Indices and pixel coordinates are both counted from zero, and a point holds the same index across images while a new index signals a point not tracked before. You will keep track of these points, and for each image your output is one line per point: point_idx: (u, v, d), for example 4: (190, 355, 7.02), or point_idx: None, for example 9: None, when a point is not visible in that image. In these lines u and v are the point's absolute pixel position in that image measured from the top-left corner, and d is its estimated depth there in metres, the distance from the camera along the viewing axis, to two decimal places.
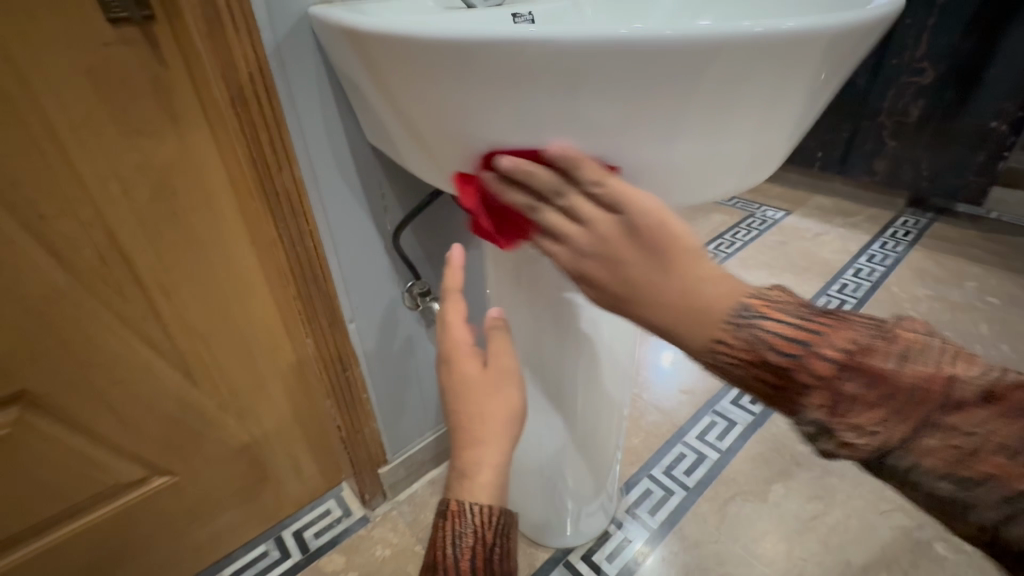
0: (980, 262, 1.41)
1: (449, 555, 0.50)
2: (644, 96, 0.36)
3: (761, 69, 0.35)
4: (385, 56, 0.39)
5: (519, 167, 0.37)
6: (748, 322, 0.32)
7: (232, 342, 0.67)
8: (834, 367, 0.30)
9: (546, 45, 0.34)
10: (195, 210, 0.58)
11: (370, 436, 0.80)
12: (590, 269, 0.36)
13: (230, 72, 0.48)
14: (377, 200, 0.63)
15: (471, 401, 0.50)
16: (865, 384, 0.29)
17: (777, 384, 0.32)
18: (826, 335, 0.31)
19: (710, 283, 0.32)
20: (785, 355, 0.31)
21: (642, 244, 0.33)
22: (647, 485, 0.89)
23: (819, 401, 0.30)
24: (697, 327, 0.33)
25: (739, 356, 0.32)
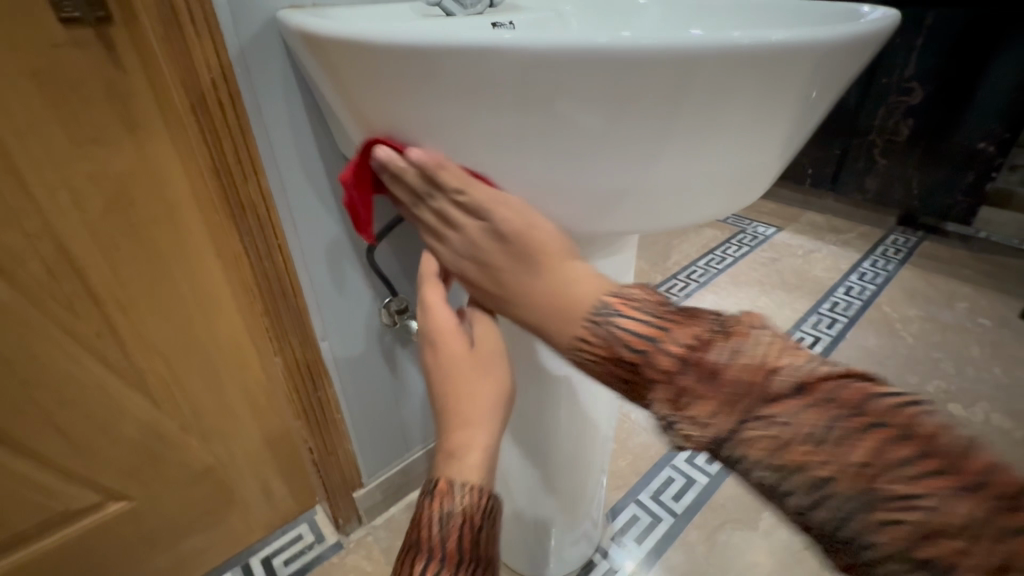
0: (971, 282, 1.40)
1: (435, 532, 0.42)
2: (625, 111, 0.34)
3: (743, 88, 0.33)
4: (350, 65, 0.37)
5: (403, 165, 0.38)
6: (607, 320, 0.35)
7: (197, 359, 0.64)
8: (676, 363, 0.32)
9: (519, 52, 0.31)
10: (156, 221, 0.55)
11: (344, 457, 0.76)
12: (474, 276, 0.40)
13: (191, 77, 0.45)
14: (351, 214, 0.60)
15: (449, 385, 0.45)
16: (702, 380, 0.30)
17: (630, 378, 0.34)
18: (669, 332, 0.33)
19: (577, 282, 0.36)
20: (635, 350, 0.34)
21: (509, 252, 0.37)
22: (634, 511, 0.85)
23: (665, 395, 0.32)
24: (558, 322, 0.37)
25: (598, 353, 0.35)
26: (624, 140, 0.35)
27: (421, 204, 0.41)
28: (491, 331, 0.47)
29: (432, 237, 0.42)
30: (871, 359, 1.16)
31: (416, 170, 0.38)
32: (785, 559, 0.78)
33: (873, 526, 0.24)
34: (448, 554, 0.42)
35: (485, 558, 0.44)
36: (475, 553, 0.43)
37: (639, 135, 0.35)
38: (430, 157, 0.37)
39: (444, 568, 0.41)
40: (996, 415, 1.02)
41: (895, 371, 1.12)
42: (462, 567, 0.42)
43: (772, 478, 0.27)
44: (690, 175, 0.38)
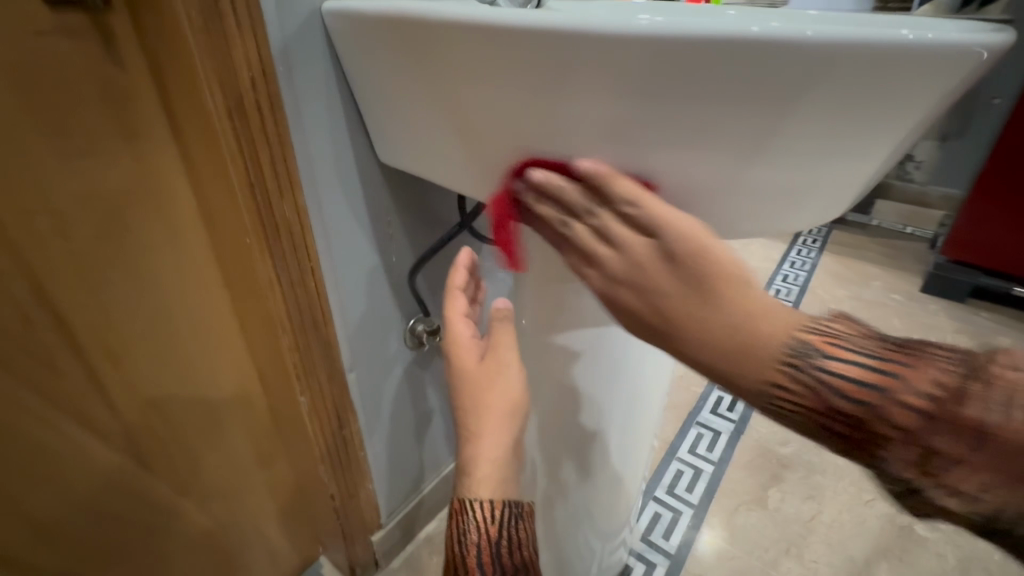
0: (878, 262, 1.61)
1: (458, 551, 0.46)
2: (756, 113, 0.31)
3: (880, 103, 0.30)
4: (458, 56, 0.36)
5: (566, 185, 0.34)
6: (812, 364, 0.27)
7: (196, 411, 0.54)
8: (918, 418, 0.25)
9: (656, 40, 0.29)
10: (156, 249, 0.45)
11: (365, 499, 0.69)
12: (621, 297, 0.32)
13: (228, 77, 0.38)
14: (383, 230, 0.55)
15: (469, 395, 0.46)
16: (974, 449, 0.24)
17: (845, 437, 0.27)
18: (904, 376, 0.26)
19: (764, 317, 0.28)
20: (855, 402, 0.26)
21: (685, 278, 0.29)
22: (655, 508, 0.86)
23: (912, 464, 0.25)
24: (746, 364, 0.29)
25: (803, 404, 0.28)
26: (748, 142, 0.33)
27: (573, 223, 0.34)
28: (508, 341, 0.47)
29: (577, 261, 0.35)
30: None
31: (580, 183, 0.33)
32: (798, 532, 0.84)
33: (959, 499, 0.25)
34: (472, 568, 0.46)
35: (517, 564, 0.47)
36: (502, 562, 0.46)
37: (763, 140, 0.32)
38: (599, 165, 0.32)
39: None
40: None
41: None
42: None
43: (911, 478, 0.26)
44: (803, 182, 0.35)
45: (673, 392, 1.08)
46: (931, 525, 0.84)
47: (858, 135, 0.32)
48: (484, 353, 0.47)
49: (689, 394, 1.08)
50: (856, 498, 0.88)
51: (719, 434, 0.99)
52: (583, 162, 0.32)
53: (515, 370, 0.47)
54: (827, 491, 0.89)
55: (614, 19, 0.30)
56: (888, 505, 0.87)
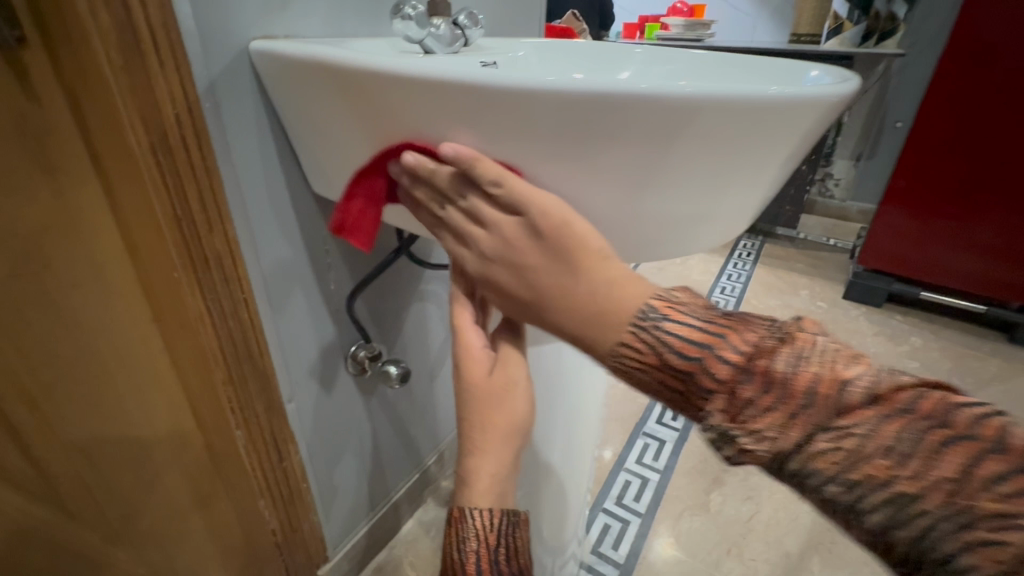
0: (805, 273, 1.72)
1: (456, 561, 0.42)
2: (655, 153, 0.34)
3: (756, 141, 0.34)
4: (380, 99, 0.37)
5: (437, 165, 0.36)
6: (653, 324, 0.31)
7: (124, 450, 0.53)
8: (736, 371, 0.28)
9: (562, 93, 0.31)
10: (79, 285, 0.45)
11: (310, 533, 0.67)
12: (497, 276, 0.36)
13: (150, 112, 0.38)
14: (321, 258, 0.55)
15: (473, 411, 0.42)
16: (762, 388, 0.27)
17: (677, 389, 0.31)
18: (727, 338, 0.29)
19: (619, 282, 0.32)
20: (687, 358, 0.30)
21: (547, 249, 0.33)
22: (605, 520, 0.89)
23: (720, 407, 0.28)
24: (597, 328, 0.32)
25: (646, 361, 0.31)
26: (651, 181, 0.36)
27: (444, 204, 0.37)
28: (518, 358, 0.44)
29: (454, 238, 0.38)
30: None
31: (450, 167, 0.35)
32: (739, 532, 0.88)
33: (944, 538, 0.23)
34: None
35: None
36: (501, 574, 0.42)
37: (666, 177, 0.36)
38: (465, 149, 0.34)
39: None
40: None
41: None
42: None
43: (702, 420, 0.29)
44: (700, 211, 0.39)
45: (620, 405, 1.12)
46: None
47: (745, 167, 0.36)
48: (494, 365, 0.43)
49: (636, 405, 1.12)
50: (791, 497, 0.93)
51: (664, 443, 1.03)
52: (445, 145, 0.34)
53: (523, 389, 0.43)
54: (765, 491, 0.95)
55: (525, 75, 0.32)
56: None
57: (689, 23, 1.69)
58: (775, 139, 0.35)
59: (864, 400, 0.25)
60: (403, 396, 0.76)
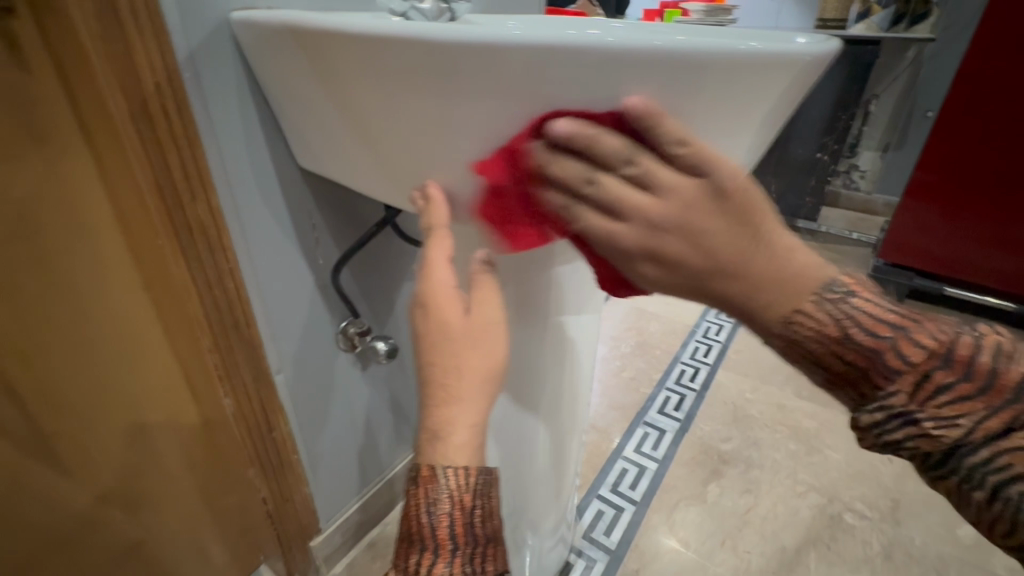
0: None
1: (426, 524, 0.42)
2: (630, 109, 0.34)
3: (728, 99, 0.34)
4: (348, 63, 0.37)
5: (596, 132, 0.31)
6: (848, 301, 0.32)
7: (117, 416, 0.54)
8: (923, 355, 0.31)
9: (528, 46, 0.31)
10: (69, 252, 0.46)
11: (302, 503, 0.69)
12: (667, 245, 0.31)
13: (131, 81, 0.40)
14: (308, 233, 0.56)
15: (444, 352, 0.40)
16: (954, 371, 0.30)
17: (855, 365, 0.32)
18: (914, 328, 0.31)
19: (711, 231, 0.30)
20: (879, 335, 0.31)
21: (728, 213, 0.29)
22: (598, 506, 0.88)
23: (905, 387, 0.31)
24: (779, 294, 0.31)
25: (828, 333, 0.32)
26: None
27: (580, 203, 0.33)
28: (492, 298, 0.42)
29: (598, 213, 0.33)
30: None
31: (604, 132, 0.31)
32: (735, 524, 0.86)
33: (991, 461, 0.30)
34: (442, 543, 0.41)
35: (489, 537, 0.43)
36: (473, 535, 0.42)
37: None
38: (571, 126, 0.31)
39: (438, 557, 0.40)
40: None
41: None
42: (460, 551, 0.41)
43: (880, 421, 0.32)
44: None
45: (622, 395, 1.11)
46: (859, 514, 0.88)
47: (715, 129, 0.36)
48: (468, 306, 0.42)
49: (638, 395, 1.11)
50: (790, 491, 0.92)
51: (664, 433, 1.02)
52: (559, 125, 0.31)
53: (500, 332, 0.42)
54: (764, 484, 0.93)
55: (493, 30, 0.31)
56: (821, 496, 0.91)
57: (708, 10, 1.62)
58: (747, 97, 0.35)
59: (931, 352, 0.31)
60: (396, 373, 0.77)
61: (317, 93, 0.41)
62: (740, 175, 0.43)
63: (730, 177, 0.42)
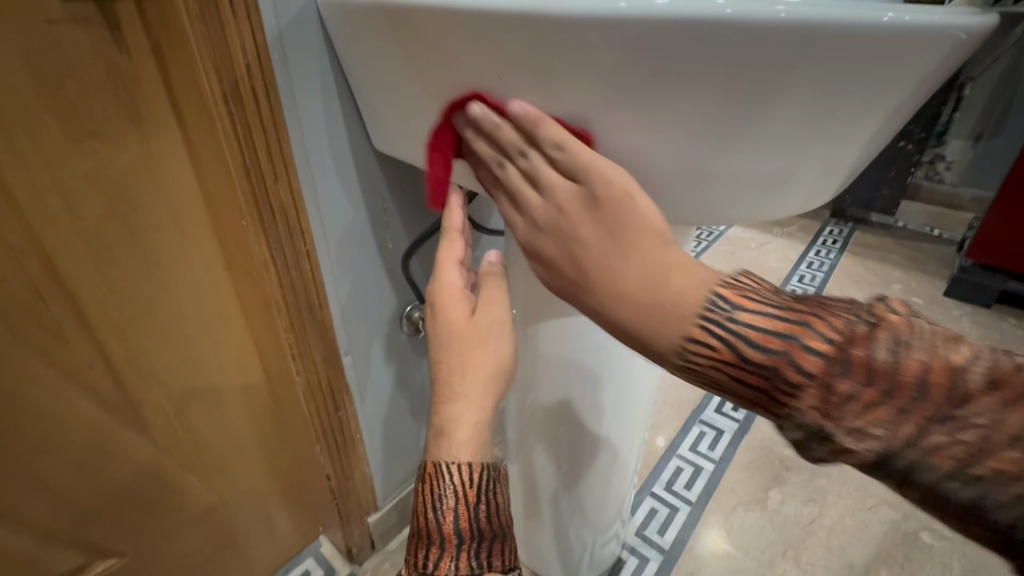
0: (901, 265, 1.53)
1: (432, 518, 0.42)
2: (737, 96, 0.31)
3: (859, 85, 0.30)
4: (437, 44, 0.35)
5: (502, 121, 0.35)
6: (723, 314, 0.29)
7: (198, 389, 0.56)
8: (824, 364, 0.26)
9: (634, 23, 0.29)
10: (159, 229, 0.47)
11: (361, 482, 0.71)
12: (542, 244, 0.36)
13: (224, 62, 0.40)
14: (379, 217, 0.57)
15: (452, 351, 0.42)
16: (861, 378, 0.25)
17: (758, 387, 0.28)
18: (810, 325, 0.27)
19: (674, 275, 0.30)
20: (758, 350, 0.28)
21: (603, 221, 0.32)
22: (651, 504, 0.86)
23: (811, 403, 0.26)
24: (660, 325, 0.30)
25: (715, 359, 0.29)
26: (726, 128, 0.33)
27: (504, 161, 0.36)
28: (500, 297, 0.44)
29: (510, 204, 0.37)
30: None
31: (513, 123, 0.34)
32: (797, 534, 0.82)
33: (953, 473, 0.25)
34: (448, 538, 0.41)
35: (495, 532, 0.43)
36: (480, 530, 0.42)
37: (749, 125, 0.32)
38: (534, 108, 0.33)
39: (444, 551, 0.41)
40: None
41: None
42: (465, 545, 0.42)
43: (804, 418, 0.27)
44: (781, 167, 0.35)
45: (676, 391, 1.07)
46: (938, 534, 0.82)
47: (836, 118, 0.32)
48: (476, 307, 0.44)
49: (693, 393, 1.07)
50: (859, 503, 0.86)
51: (721, 433, 0.98)
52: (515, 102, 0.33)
53: (507, 332, 0.43)
54: (830, 494, 0.88)
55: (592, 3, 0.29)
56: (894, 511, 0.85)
57: None
58: (882, 85, 0.30)
59: (828, 360, 0.26)
60: None
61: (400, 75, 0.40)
62: (851, 172, 0.38)
63: (842, 174, 0.38)
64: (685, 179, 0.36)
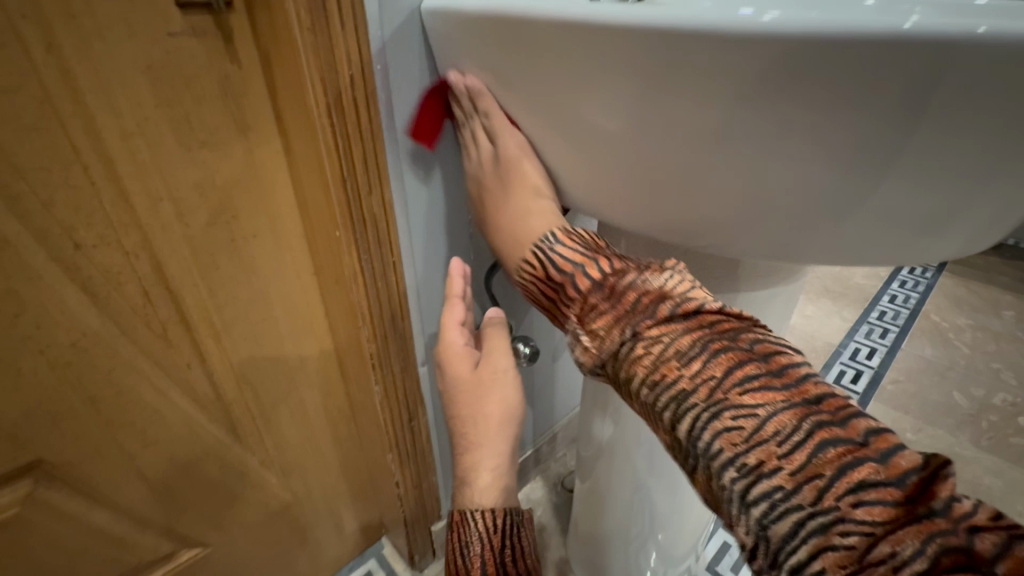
0: (1013, 289, 1.37)
1: (460, 565, 0.42)
2: (915, 119, 0.26)
3: None
4: (555, 61, 0.35)
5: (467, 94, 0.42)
6: (548, 246, 0.39)
7: (281, 392, 0.57)
8: (593, 285, 0.35)
9: (788, 39, 0.26)
10: (256, 236, 0.48)
11: (428, 491, 0.70)
12: (473, 190, 0.48)
13: (329, 74, 0.39)
14: (464, 228, 0.56)
15: (463, 406, 0.43)
16: (612, 306, 0.33)
17: (555, 298, 0.38)
18: (599, 261, 0.36)
19: (531, 218, 0.41)
20: (563, 272, 0.37)
21: (501, 172, 0.43)
22: (724, 537, 0.81)
23: (596, 325, 0.33)
24: (511, 247, 0.43)
25: (536, 273, 0.39)
26: (882, 159, 0.28)
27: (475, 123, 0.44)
28: (501, 348, 0.45)
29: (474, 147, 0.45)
30: (933, 370, 1.13)
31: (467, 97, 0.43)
32: None
33: (704, 430, 0.26)
34: None
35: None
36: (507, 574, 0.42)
37: (923, 146, 0.27)
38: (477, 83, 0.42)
39: None
40: None
41: (959, 383, 1.09)
42: None
43: (647, 393, 0.29)
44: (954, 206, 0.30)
45: None
46: None
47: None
48: (480, 360, 0.45)
49: None
50: None
51: None
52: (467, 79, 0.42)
53: (512, 377, 0.44)
54: None
55: (735, 18, 0.27)
56: None
57: None
58: None
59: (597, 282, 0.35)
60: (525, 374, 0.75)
61: (491, 96, 0.42)
62: None
63: None
64: (821, 210, 0.32)
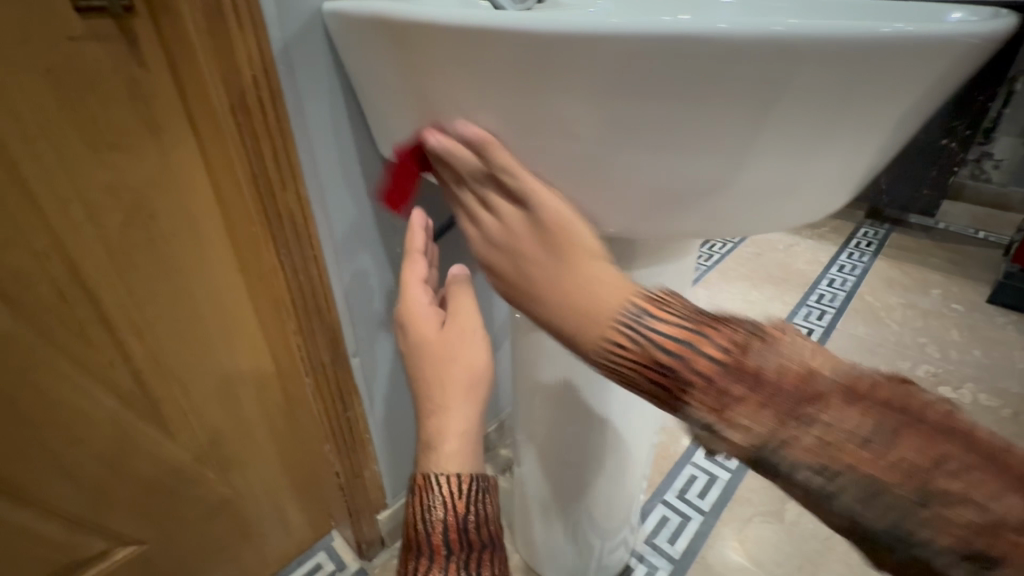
0: (941, 269, 1.45)
1: (421, 530, 0.44)
2: (741, 110, 0.29)
3: (862, 99, 0.29)
4: (439, 56, 0.34)
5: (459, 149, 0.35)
6: (639, 323, 0.30)
7: (214, 389, 0.58)
8: (717, 367, 0.27)
9: (627, 39, 0.28)
10: (174, 235, 0.49)
11: (370, 480, 0.72)
12: (496, 262, 0.36)
13: (232, 76, 0.41)
14: (387, 221, 0.58)
15: (430, 369, 0.44)
16: (748, 384, 0.26)
17: (658, 382, 0.29)
18: (708, 334, 0.28)
19: (602, 284, 0.31)
20: (669, 353, 0.29)
21: (544, 238, 0.33)
22: (663, 512, 0.85)
23: (699, 399, 0.27)
24: (586, 325, 0.31)
25: (634, 361, 0.30)
26: (718, 146, 0.31)
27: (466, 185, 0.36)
28: (467, 304, 0.47)
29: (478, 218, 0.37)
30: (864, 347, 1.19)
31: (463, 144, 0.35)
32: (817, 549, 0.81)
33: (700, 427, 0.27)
34: (436, 549, 0.44)
35: (483, 541, 0.46)
36: (469, 541, 0.45)
37: (753, 131, 0.30)
38: (480, 132, 0.34)
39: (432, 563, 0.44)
40: (983, 394, 1.08)
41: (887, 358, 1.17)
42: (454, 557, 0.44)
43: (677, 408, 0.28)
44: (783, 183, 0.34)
45: None
46: None
47: (835, 138, 0.31)
48: (446, 321, 0.46)
49: None
50: None
51: None
52: (466, 126, 0.35)
53: (478, 336, 0.46)
54: None
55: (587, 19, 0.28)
56: None
57: None
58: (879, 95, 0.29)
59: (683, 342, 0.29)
60: None
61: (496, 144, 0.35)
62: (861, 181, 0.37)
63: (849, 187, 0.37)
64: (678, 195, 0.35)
